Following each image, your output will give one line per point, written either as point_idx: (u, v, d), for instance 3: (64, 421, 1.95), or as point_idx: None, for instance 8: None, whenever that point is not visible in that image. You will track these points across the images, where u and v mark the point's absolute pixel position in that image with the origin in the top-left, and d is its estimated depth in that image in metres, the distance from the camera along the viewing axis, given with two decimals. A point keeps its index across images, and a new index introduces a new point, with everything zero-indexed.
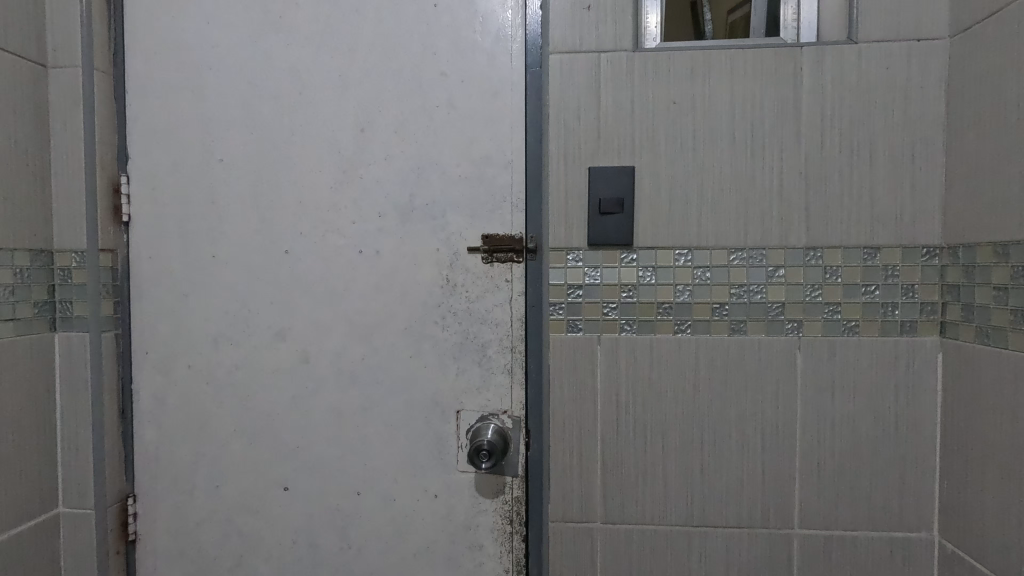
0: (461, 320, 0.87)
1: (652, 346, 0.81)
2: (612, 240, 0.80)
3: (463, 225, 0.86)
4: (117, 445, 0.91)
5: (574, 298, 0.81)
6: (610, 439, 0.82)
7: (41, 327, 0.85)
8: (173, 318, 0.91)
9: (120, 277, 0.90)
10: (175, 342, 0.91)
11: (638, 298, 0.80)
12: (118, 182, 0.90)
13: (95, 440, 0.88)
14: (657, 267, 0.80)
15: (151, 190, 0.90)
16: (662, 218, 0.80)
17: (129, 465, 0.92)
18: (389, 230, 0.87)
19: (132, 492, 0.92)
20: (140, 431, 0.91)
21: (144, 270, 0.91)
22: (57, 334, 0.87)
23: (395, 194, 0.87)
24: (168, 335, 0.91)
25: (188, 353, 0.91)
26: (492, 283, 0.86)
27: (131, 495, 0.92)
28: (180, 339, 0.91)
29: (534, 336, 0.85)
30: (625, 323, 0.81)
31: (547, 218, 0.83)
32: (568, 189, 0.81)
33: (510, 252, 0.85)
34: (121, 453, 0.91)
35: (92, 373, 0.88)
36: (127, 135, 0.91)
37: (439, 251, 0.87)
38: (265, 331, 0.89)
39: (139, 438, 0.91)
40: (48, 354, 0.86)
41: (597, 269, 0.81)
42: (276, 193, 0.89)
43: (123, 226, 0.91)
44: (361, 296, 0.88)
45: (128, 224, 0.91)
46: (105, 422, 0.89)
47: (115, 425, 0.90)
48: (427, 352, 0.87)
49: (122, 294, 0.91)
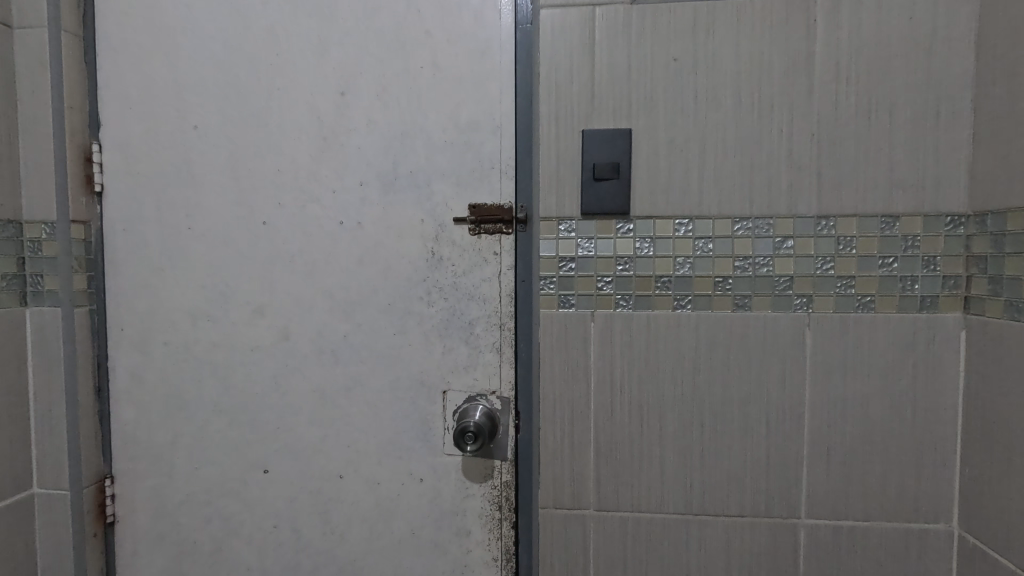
0: (448, 295, 0.82)
1: (649, 322, 0.75)
2: (607, 208, 0.74)
3: (449, 194, 0.81)
4: (94, 424, 0.88)
5: (566, 271, 0.76)
6: (604, 422, 0.77)
7: (11, 301, 0.82)
8: (149, 294, 0.87)
9: (94, 250, 0.87)
10: (151, 318, 0.87)
11: (634, 272, 0.75)
12: (91, 150, 0.86)
13: (69, 419, 0.85)
14: (655, 237, 0.75)
15: (124, 160, 0.86)
16: (661, 185, 0.74)
17: (107, 445, 0.89)
18: (372, 200, 0.82)
19: (110, 474, 0.89)
20: (117, 410, 0.88)
21: (118, 243, 0.87)
22: (29, 309, 0.84)
23: (378, 162, 0.82)
24: (144, 310, 0.87)
25: (165, 330, 0.87)
26: (479, 256, 0.81)
27: (109, 477, 0.89)
28: (157, 315, 0.87)
29: (524, 313, 0.80)
30: (620, 298, 0.75)
31: (537, 186, 0.77)
32: (560, 155, 0.75)
33: (498, 223, 0.80)
34: (98, 432, 0.88)
35: (66, 349, 0.85)
36: (99, 101, 0.87)
37: (424, 222, 0.82)
38: (244, 308, 0.85)
39: (116, 418, 0.88)
40: (19, 329, 0.83)
41: (590, 240, 0.75)
42: (254, 162, 0.84)
43: (96, 196, 0.87)
44: (342, 270, 0.83)
45: (101, 194, 0.87)
46: (80, 401, 0.86)
47: (91, 404, 0.87)
48: (412, 329, 0.83)
49: (96, 268, 0.87)
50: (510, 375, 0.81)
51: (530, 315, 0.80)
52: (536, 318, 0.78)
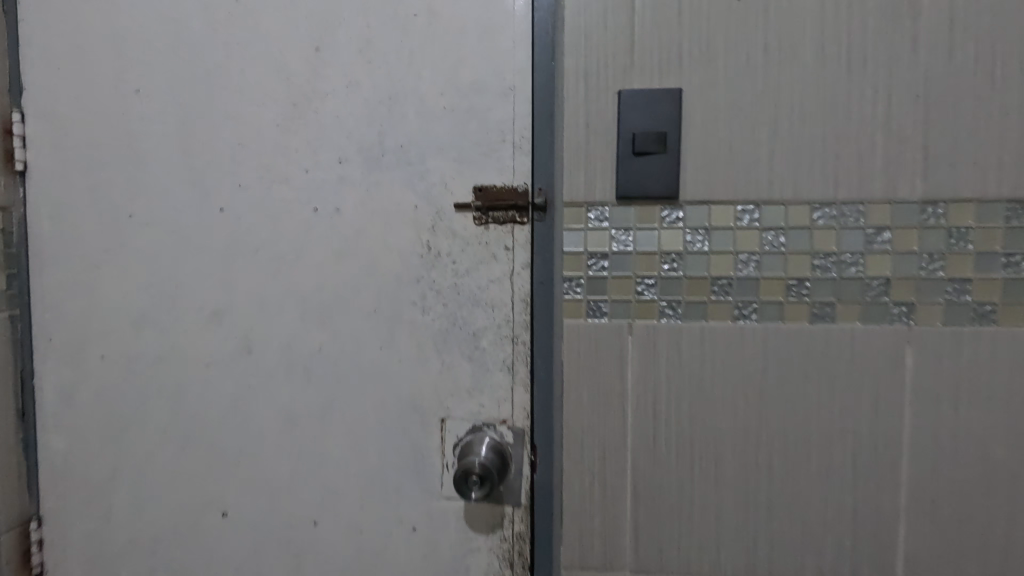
0: (447, 300, 0.66)
1: (702, 337, 0.59)
2: (650, 191, 0.58)
3: (449, 174, 0.65)
4: (17, 454, 0.72)
5: (597, 271, 0.60)
6: (643, 461, 0.61)
7: None
8: (82, 296, 0.71)
9: (16, 243, 0.71)
10: (85, 326, 0.72)
11: (684, 272, 0.59)
12: (10, 121, 0.71)
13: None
14: (711, 229, 0.59)
15: (53, 132, 0.71)
16: (721, 160, 0.58)
17: (34, 480, 0.73)
18: (354, 181, 0.66)
19: (37, 513, 0.74)
20: (47, 437, 0.73)
21: (45, 234, 0.71)
22: None
23: (360, 133, 0.66)
24: (76, 316, 0.72)
25: (102, 341, 0.71)
26: (487, 251, 0.65)
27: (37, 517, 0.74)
28: (91, 321, 0.71)
29: (543, 323, 0.64)
30: (666, 306, 0.59)
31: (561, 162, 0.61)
32: (591, 122, 0.59)
33: (511, 210, 0.64)
34: (23, 463, 0.73)
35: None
36: (21, 61, 0.71)
37: (418, 208, 0.66)
38: (197, 314, 0.70)
39: (44, 446, 0.73)
40: None
41: (629, 232, 0.59)
42: (208, 134, 0.68)
43: (18, 177, 0.71)
44: (318, 268, 0.68)
45: (24, 175, 0.71)
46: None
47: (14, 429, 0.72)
48: (402, 341, 0.67)
49: (18, 264, 0.72)
50: (525, 399, 0.65)
51: (552, 325, 0.64)
52: (558, 330, 0.62)
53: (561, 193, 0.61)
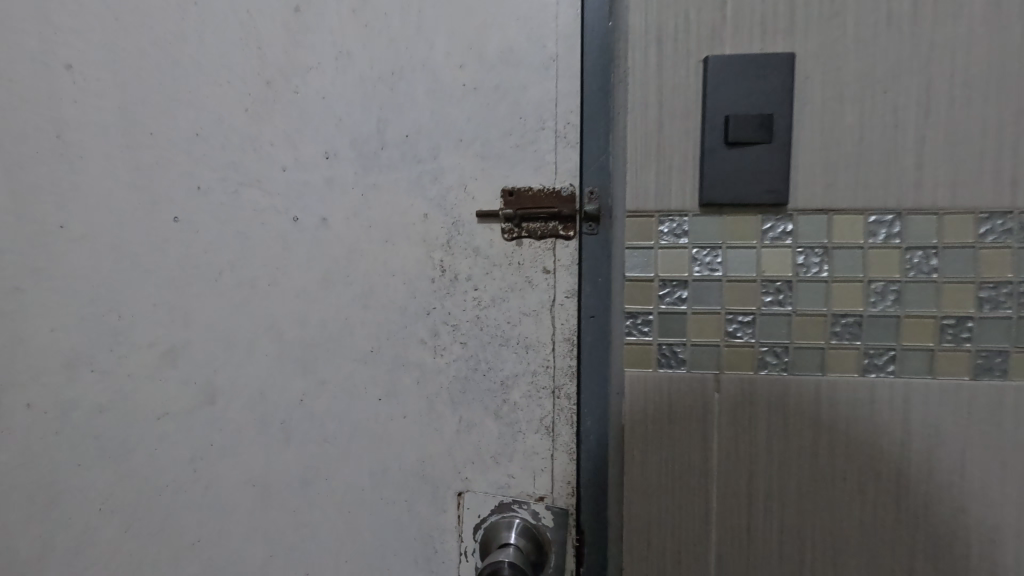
0: (466, 338, 0.50)
1: (817, 396, 0.43)
2: (747, 196, 0.42)
3: (470, 173, 0.49)
4: None
5: (672, 303, 0.44)
6: (733, 564, 0.45)
7: None
8: (6, 328, 0.57)
9: None
10: (8, 366, 0.57)
11: (793, 307, 0.43)
12: None
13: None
14: (832, 248, 0.42)
15: None
16: (850, 152, 0.41)
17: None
18: (345, 183, 0.51)
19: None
20: None
21: None
22: None
23: (353, 120, 0.50)
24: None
25: (29, 385, 0.57)
26: (520, 275, 0.49)
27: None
28: (16, 360, 0.57)
29: (594, 371, 0.48)
30: (767, 353, 0.44)
31: (621, 156, 0.45)
32: (665, 101, 0.43)
33: (552, 220, 0.48)
34: None
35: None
36: None
37: (429, 219, 0.50)
38: (146, 353, 0.55)
39: None
40: None
41: (716, 251, 0.44)
42: (158, 122, 0.53)
43: None
44: (299, 295, 0.52)
45: None
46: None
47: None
48: (407, 390, 0.51)
49: None
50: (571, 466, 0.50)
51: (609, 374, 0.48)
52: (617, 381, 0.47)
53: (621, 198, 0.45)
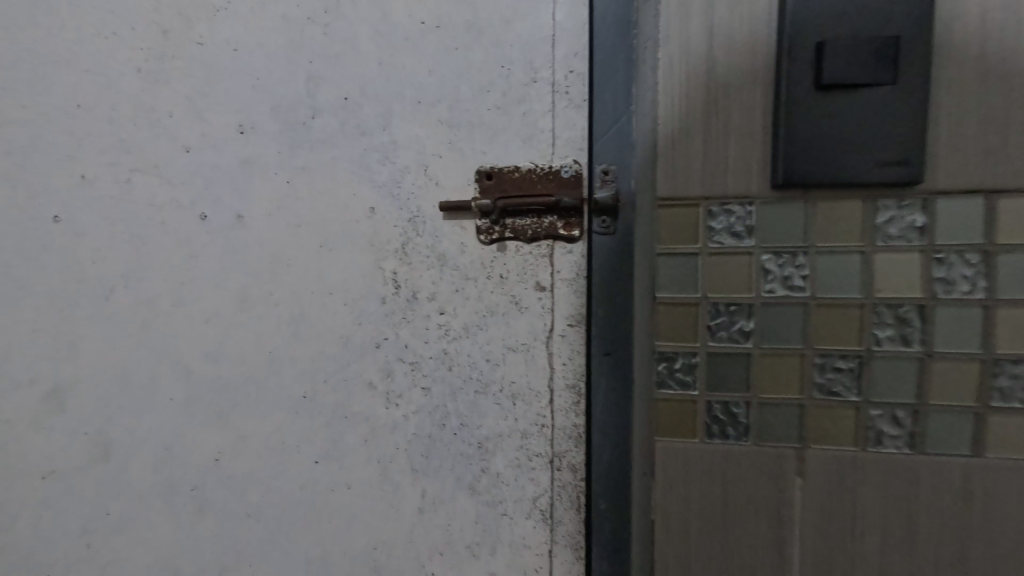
0: (429, 383, 0.36)
1: (968, 488, 0.27)
2: (847, 173, 0.27)
3: (435, 146, 0.35)
4: None
5: (728, 340, 0.29)
6: None
7: None
8: None
9: None
10: None
11: (926, 348, 0.27)
12: None
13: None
14: (996, 254, 0.26)
15: None
16: (1015, 100, 0.26)
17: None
18: (265, 166, 0.37)
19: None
20: None
21: None
22: None
23: (275, 78, 0.37)
24: None
25: None
26: (503, 294, 0.35)
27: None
28: None
29: (609, 433, 0.33)
30: (882, 418, 0.28)
31: (646, 117, 0.30)
32: (719, 23, 0.28)
33: (549, 214, 0.34)
34: None
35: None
36: None
37: (377, 215, 0.36)
38: (28, 393, 0.42)
39: None
40: None
41: (799, 260, 0.28)
42: (33, 89, 0.40)
43: None
44: (209, 318, 0.39)
45: None
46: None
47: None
48: (349, 453, 0.37)
49: None
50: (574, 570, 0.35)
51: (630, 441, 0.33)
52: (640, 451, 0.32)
53: (649, 180, 0.30)
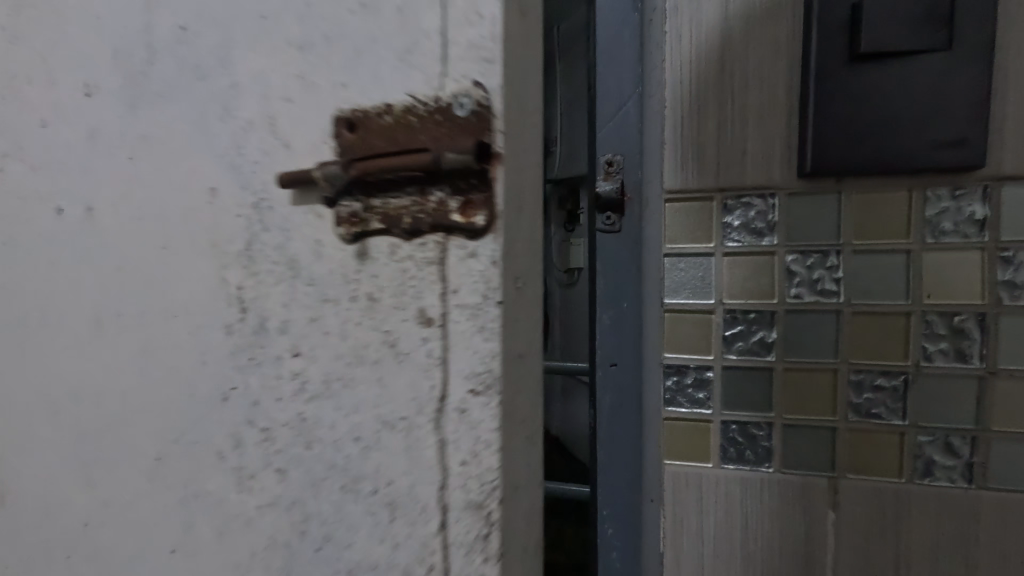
0: (285, 462, 0.27)
1: (959, 455, 0.35)
2: (824, 162, 0.35)
3: (274, 87, 0.25)
4: None
5: (750, 347, 0.38)
6: None
7: None
8: None
9: None
10: None
11: (909, 341, 0.35)
12: None
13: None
14: (974, 266, 0.34)
15: None
16: (979, 116, 0.33)
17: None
18: (117, 137, 0.32)
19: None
20: None
21: None
22: None
23: (118, 13, 0.31)
24: None
25: None
26: (372, 324, 0.24)
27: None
28: None
29: (611, 420, 0.41)
30: (883, 397, 0.36)
31: (662, 104, 0.39)
32: (730, 48, 0.37)
33: (430, 189, 0.22)
34: None
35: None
36: None
37: (219, 200, 0.28)
38: None
39: None
40: None
41: (811, 273, 0.36)
42: None
43: None
44: (69, 337, 0.35)
45: None
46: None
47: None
48: (209, 519, 0.30)
49: None
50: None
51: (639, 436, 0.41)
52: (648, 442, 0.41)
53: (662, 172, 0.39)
